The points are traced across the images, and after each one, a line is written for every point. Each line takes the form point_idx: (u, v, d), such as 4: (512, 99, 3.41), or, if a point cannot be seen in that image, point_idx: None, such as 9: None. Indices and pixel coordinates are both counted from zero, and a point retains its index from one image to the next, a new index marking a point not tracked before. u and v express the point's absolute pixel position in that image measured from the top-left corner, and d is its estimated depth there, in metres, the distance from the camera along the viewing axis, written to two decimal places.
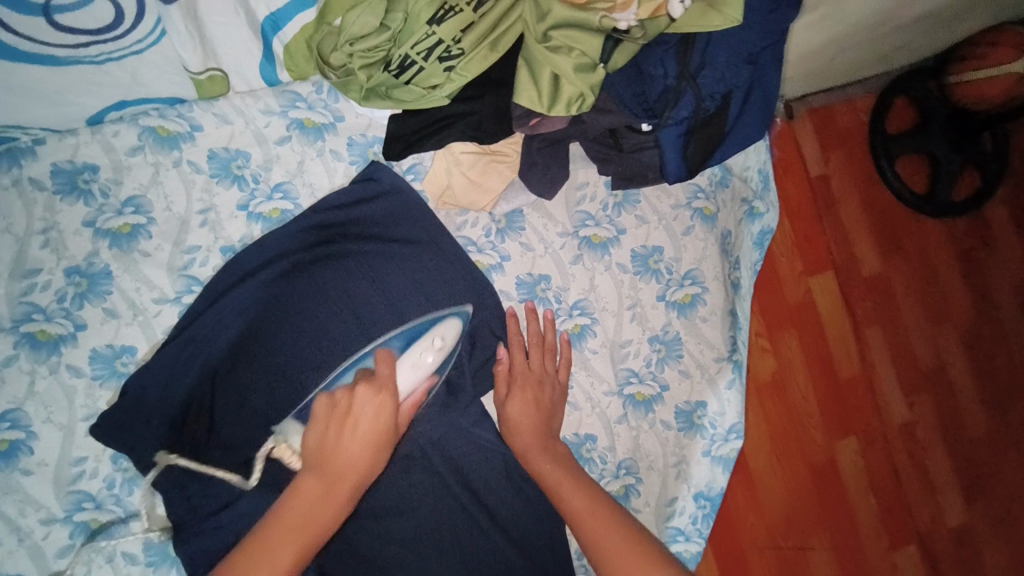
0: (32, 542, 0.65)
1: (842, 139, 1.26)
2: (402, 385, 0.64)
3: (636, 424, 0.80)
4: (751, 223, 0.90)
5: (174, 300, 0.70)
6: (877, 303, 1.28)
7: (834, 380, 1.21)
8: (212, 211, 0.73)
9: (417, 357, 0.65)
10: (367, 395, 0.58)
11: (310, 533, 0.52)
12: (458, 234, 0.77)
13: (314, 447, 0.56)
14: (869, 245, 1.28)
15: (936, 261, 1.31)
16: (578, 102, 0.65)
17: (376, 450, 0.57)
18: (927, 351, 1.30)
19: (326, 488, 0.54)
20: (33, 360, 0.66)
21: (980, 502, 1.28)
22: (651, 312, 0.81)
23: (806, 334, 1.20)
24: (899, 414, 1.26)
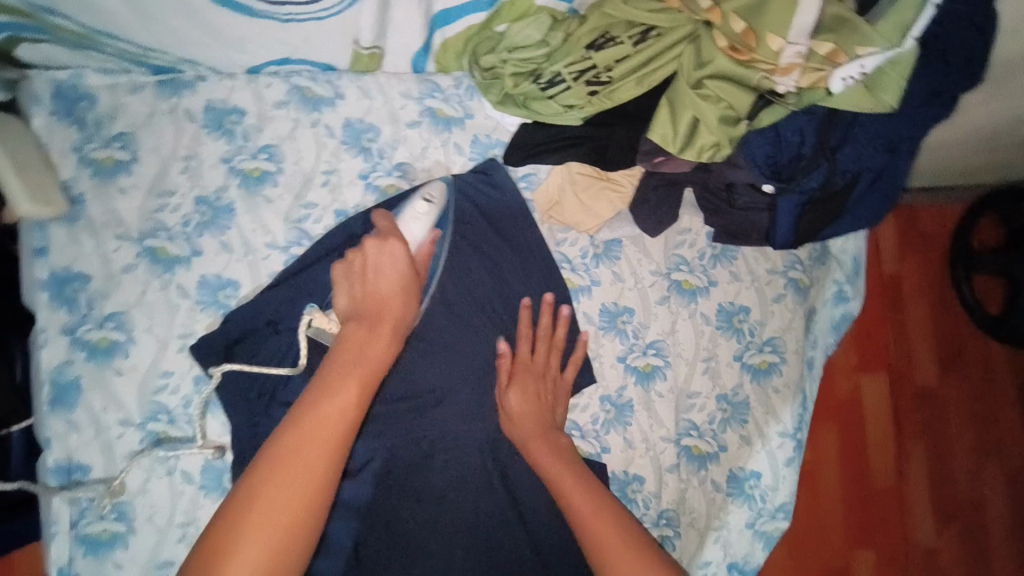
0: (106, 438, 0.69)
1: (923, 244, 1.27)
2: (410, 235, 0.68)
3: (686, 477, 0.79)
4: (835, 305, 0.88)
5: (283, 248, 0.74)
6: (926, 418, 1.26)
7: (867, 486, 1.19)
8: (335, 174, 0.76)
9: (413, 209, 0.68)
10: (375, 246, 0.61)
11: (367, 370, 0.54)
12: (556, 249, 0.79)
13: (352, 304, 0.60)
14: (930, 355, 1.26)
15: (998, 389, 1.27)
16: (710, 150, 0.67)
17: (407, 288, 0.60)
18: (970, 481, 1.25)
19: (368, 332, 0.56)
20: (149, 272, 0.71)
21: None
22: (725, 369, 0.81)
23: (849, 431, 1.19)
24: (925, 536, 1.22)
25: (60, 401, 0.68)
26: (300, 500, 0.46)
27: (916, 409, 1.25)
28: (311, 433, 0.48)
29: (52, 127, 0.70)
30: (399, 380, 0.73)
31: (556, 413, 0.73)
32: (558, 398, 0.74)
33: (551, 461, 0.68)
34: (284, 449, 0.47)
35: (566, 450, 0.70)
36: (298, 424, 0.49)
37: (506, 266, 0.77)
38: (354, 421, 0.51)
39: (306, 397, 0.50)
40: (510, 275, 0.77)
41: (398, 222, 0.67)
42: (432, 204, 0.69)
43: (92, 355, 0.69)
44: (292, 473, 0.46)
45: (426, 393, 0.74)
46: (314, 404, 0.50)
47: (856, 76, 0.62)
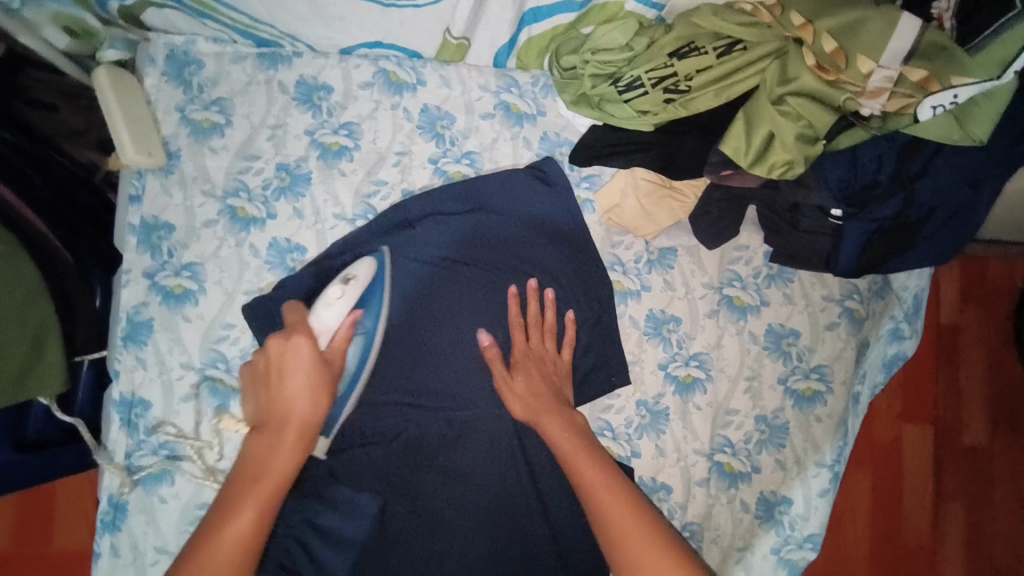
0: (167, 379, 0.73)
1: (988, 295, 1.22)
2: (322, 327, 0.66)
3: (715, 493, 0.78)
4: (888, 343, 0.85)
5: (350, 220, 0.78)
6: (974, 481, 1.19)
7: (894, 537, 1.17)
8: (407, 156, 0.80)
9: (325, 298, 0.66)
10: (279, 346, 0.65)
11: (267, 483, 0.60)
12: (610, 251, 0.80)
13: (261, 412, 0.65)
14: (981, 415, 1.20)
15: None
16: (782, 168, 0.66)
17: (317, 390, 0.63)
18: (1013, 554, 1.17)
19: (273, 439, 0.62)
20: (228, 229, 0.75)
21: None
22: (767, 391, 0.80)
23: (879, 479, 1.18)
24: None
25: (132, 337, 0.73)
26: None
27: (960, 469, 1.19)
28: (217, 553, 0.56)
29: (161, 86, 0.76)
30: (445, 359, 0.76)
31: (562, 386, 0.74)
32: (560, 381, 0.74)
33: (569, 445, 0.67)
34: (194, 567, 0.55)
35: (580, 430, 0.70)
36: (204, 547, 0.56)
37: (553, 267, 0.79)
38: (254, 543, 0.58)
39: (194, 550, 0.57)
40: (563, 280, 0.78)
41: (311, 315, 0.67)
42: (345, 286, 0.67)
43: (166, 299, 0.74)
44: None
45: (463, 378, 0.77)
46: (214, 535, 0.57)
47: (946, 105, 0.62)
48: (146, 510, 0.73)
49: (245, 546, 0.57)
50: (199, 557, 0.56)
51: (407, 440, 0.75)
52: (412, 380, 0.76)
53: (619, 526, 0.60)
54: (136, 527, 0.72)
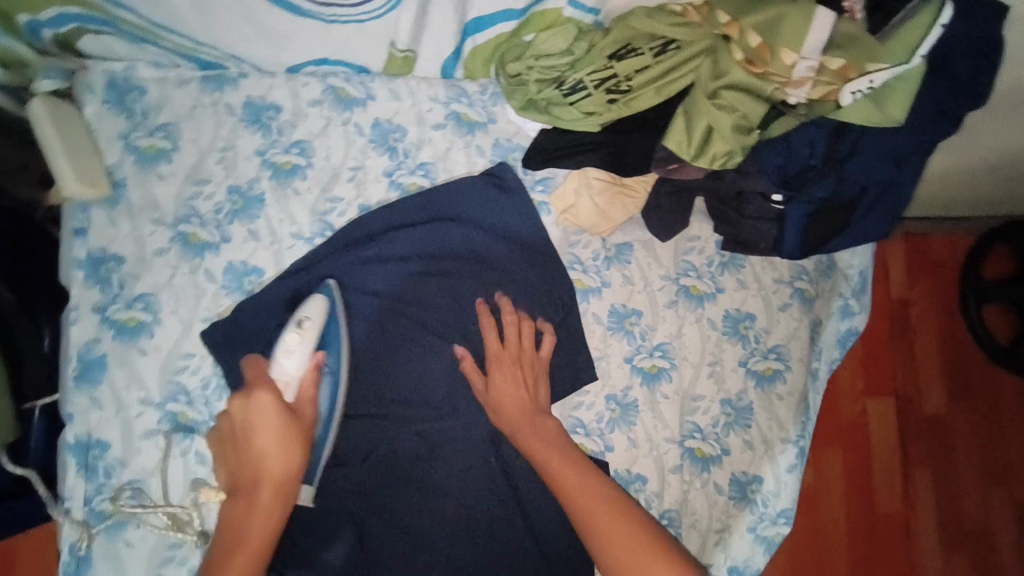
0: (125, 417, 0.71)
1: (932, 271, 1.29)
2: (285, 376, 0.66)
3: (689, 478, 0.80)
4: (840, 320, 0.90)
5: (307, 239, 0.77)
6: (932, 445, 1.26)
7: (868, 510, 1.21)
8: (361, 170, 0.80)
9: (283, 347, 0.66)
10: (241, 405, 0.64)
11: (245, 551, 0.60)
12: (569, 251, 0.82)
13: (234, 471, 0.65)
14: (938, 384, 1.27)
15: (1006, 418, 1.28)
16: (723, 158, 0.70)
17: (285, 442, 0.63)
18: (979, 513, 1.25)
19: (247, 503, 0.62)
20: (180, 256, 0.74)
21: None
22: (729, 375, 0.82)
23: (850, 455, 1.22)
24: (931, 566, 1.22)
25: (86, 376, 0.71)
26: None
27: (924, 438, 1.25)
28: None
29: (102, 115, 0.74)
30: (412, 371, 0.77)
31: (537, 395, 0.75)
32: (537, 377, 0.76)
33: (538, 443, 0.71)
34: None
35: (553, 433, 0.72)
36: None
37: (513, 274, 0.80)
38: None
39: None
40: (525, 284, 0.80)
41: (272, 367, 0.66)
42: (301, 332, 0.66)
43: (119, 334, 0.72)
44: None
45: (432, 389, 0.77)
46: None
47: (863, 90, 0.66)
48: (112, 556, 0.70)
49: None
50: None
51: (381, 456, 0.75)
52: (385, 396, 0.76)
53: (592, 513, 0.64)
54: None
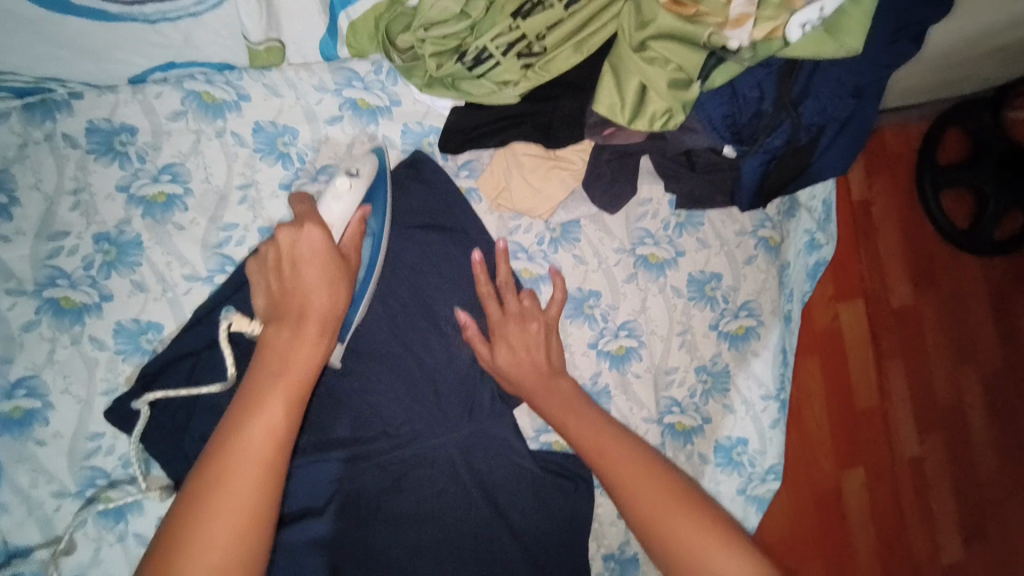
0: (42, 514, 0.62)
1: (889, 163, 1.25)
2: (332, 219, 0.61)
3: (673, 455, 0.76)
4: (808, 255, 0.84)
5: (205, 279, 0.66)
6: (902, 335, 1.28)
7: (849, 409, 1.22)
8: (253, 187, 0.68)
9: (334, 188, 0.61)
10: (291, 235, 0.57)
11: (292, 374, 0.51)
12: (510, 240, 0.73)
13: (272, 304, 0.56)
14: (903, 275, 1.27)
15: (967, 298, 1.31)
16: (662, 118, 0.61)
17: (331, 278, 0.55)
18: (946, 390, 1.30)
19: (292, 330, 0.53)
20: (55, 328, 0.62)
21: (981, 543, 1.30)
22: (701, 341, 0.77)
23: (826, 361, 1.20)
24: (909, 448, 1.28)
25: None
26: (235, 530, 0.44)
27: (893, 329, 1.26)
28: (245, 457, 0.46)
29: None
30: (358, 397, 0.70)
31: (551, 355, 0.69)
32: (548, 337, 0.70)
33: (552, 404, 0.67)
34: (224, 449, 0.46)
35: (570, 393, 0.67)
36: (233, 436, 0.47)
37: (458, 276, 0.72)
38: (279, 449, 0.48)
39: (213, 457, 0.46)
40: (464, 285, 0.73)
41: (319, 208, 0.61)
42: (355, 179, 0.62)
43: (7, 429, 0.61)
44: (235, 479, 0.45)
45: (391, 413, 0.70)
46: (244, 429, 0.47)
47: (814, 20, 0.58)
48: None
49: (274, 439, 0.48)
50: (224, 449, 0.46)
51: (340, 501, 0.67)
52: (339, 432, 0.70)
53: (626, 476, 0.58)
54: None
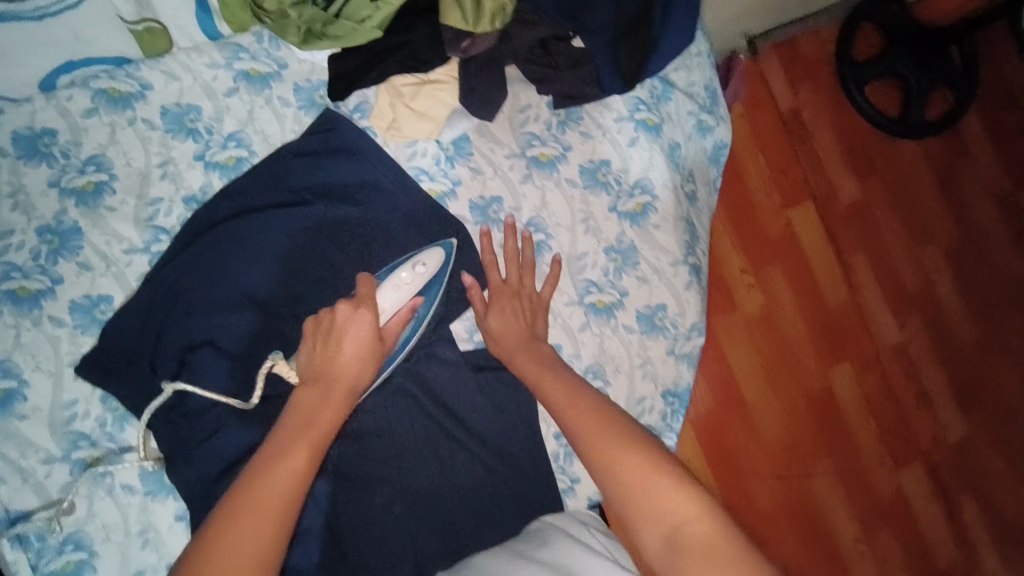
0: (35, 481, 0.70)
1: (811, 72, 1.42)
2: (385, 304, 0.69)
3: (600, 330, 0.82)
4: (703, 137, 0.97)
5: (143, 249, 0.74)
6: (860, 231, 1.43)
7: (821, 307, 1.37)
8: (171, 163, 0.76)
9: (396, 279, 0.70)
10: (347, 311, 0.66)
11: (317, 428, 0.61)
12: (409, 165, 0.80)
13: (313, 365, 0.65)
14: (848, 174, 1.43)
15: (913, 184, 1.46)
16: (500, 15, 0.74)
17: (364, 359, 0.66)
18: (915, 275, 1.45)
19: (324, 391, 0.64)
20: (16, 314, 0.70)
21: (972, 408, 1.44)
22: (604, 223, 0.83)
23: (789, 266, 1.36)
24: (891, 334, 1.42)
25: None
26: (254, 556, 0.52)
27: (850, 226, 1.42)
28: (267, 490, 0.55)
29: None
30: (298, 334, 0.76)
31: (537, 323, 0.76)
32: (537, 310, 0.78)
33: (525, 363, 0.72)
34: (242, 504, 0.54)
35: (549, 358, 0.73)
36: (259, 482, 0.56)
37: (384, 219, 0.80)
38: (294, 489, 0.57)
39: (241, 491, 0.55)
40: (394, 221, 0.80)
41: (378, 293, 0.69)
42: (415, 272, 0.71)
43: None
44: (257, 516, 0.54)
45: None
46: (268, 470, 0.57)
47: None
48: None
49: (292, 483, 0.57)
50: (242, 511, 0.54)
51: None
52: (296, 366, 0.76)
53: (603, 451, 0.60)
54: None
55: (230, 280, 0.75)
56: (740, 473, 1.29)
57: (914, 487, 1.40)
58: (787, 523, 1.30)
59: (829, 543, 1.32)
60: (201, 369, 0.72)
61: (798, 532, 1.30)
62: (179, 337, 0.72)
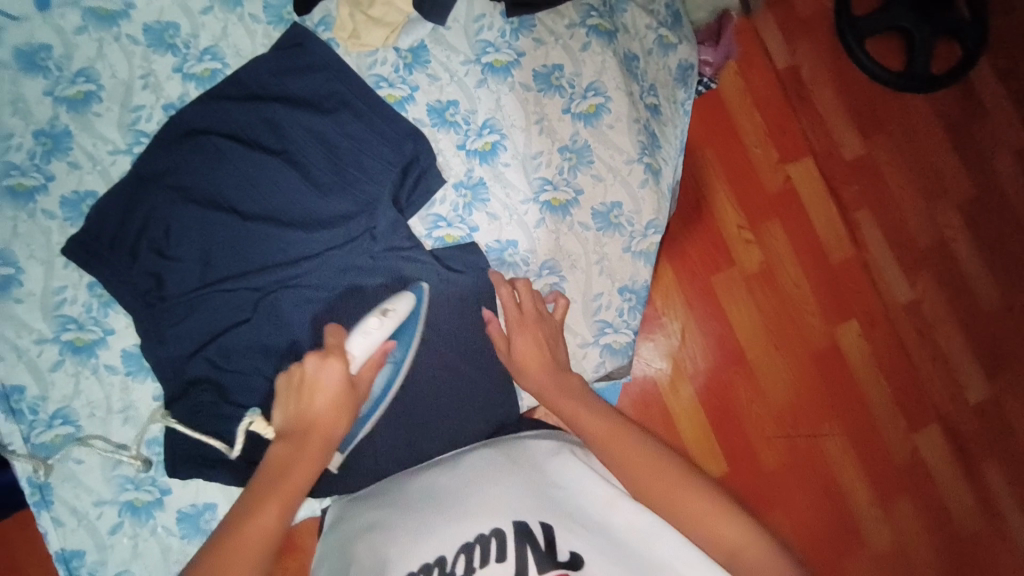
0: (29, 359, 0.78)
1: (808, 28, 1.30)
2: (355, 353, 0.68)
3: (555, 227, 0.85)
4: (666, 53, 0.95)
5: (126, 151, 0.81)
6: (865, 185, 1.30)
7: (825, 262, 1.25)
8: (152, 75, 0.82)
9: (365, 326, 0.69)
10: (316, 361, 0.65)
11: (286, 491, 0.60)
12: (370, 74, 0.85)
13: (289, 420, 0.64)
14: (850, 127, 1.30)
15: (924, 134, 1.32)
16: None
17: (340, 409, 0.64)
18: (926, 229, 1.30)
19: (298, 447, 0.62)
20: (15, 207, 0.78)
21: (1003, 374, 1.27)
22: (557, 124, 0.86)
23: (788, 220, 1.25)
24: (901, 292, 1.28)
25: None
26: None
27: (853, 180, 1.29)
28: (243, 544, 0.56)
29: None
30: (264, 230, 0.79)
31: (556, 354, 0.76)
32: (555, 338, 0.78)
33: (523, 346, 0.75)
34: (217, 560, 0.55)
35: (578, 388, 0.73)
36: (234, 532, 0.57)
37: (349, 129, 0.82)
38: (269, 544, 0.57)
39: (219, 543, 0.56)
40: (363, 129, 0.82)
41: (346, 341, 0.69)
42: (385, 321, 0.70)
43: None
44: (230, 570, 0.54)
45: (296, 239, 0.80)
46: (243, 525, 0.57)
47: None
48: (70, 476, 0.78)
49: (266, 538, 0.57)
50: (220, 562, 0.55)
51: (274, 315, 0.80)
52: (260, 260, 0.80)
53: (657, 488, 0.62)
54: (66, 494, 0.78)
55: (212, 183, 0.79)
56: (739, 439, 1.19)
57: (933, 454, 1.24)
58: (796, 489, 1.19)
59: (846, 514, 1.19)
60: (177, 260, 0.78)
61: (809, 499, 1.19)
62: (159, 230, 0.78)
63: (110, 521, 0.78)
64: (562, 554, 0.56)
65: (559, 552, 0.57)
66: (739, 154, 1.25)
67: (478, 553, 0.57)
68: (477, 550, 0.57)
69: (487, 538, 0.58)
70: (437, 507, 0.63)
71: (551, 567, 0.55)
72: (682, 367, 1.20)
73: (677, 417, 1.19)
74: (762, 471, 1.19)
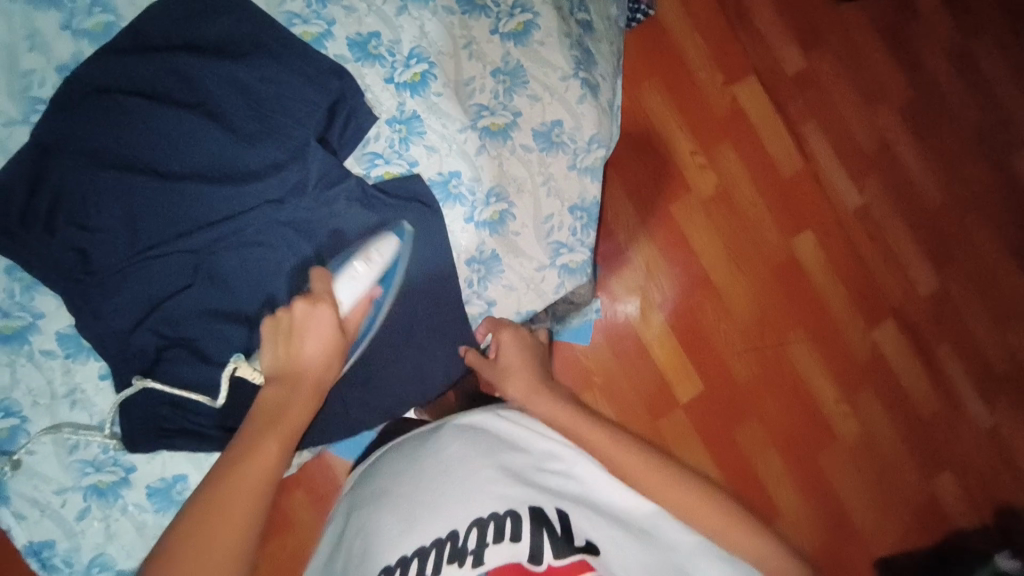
0: None
1: None
2: (342, 297, 0.70)
3: (497, 153, 0.83)
4: None
5: (23, 121, 0.75)
6: (808, 95, 1.30)
7: (776, 179, 1.26)
8: (38, 34, 0.75)
9: (351, 270, 0.71)
10: (304, 307, 0.66)
11: (282, 427, 0.61)
12: (280, 11, 0.79)
13: (277, 364, 0.66)
14: (789, 37, 1.30)
15: (860, 38, 1.32)
16: None
17: (331, 353, 0.66)
18: (868, 132, 1.32)
19: (287, 389, 0.64)
20: None
21: (950, 267, 1.32)
22: (487, 46, 0.83)
23: (736, 139, 1.25)
24: (850, 198, 1.30)
25: None
26: (226, 549, 0.55)
27: (796, 93, 1.29)
28: (242, 483, 0.57)
29: None
30: (189, 188, 0.75)
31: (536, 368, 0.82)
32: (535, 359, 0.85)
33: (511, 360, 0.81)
34: (214, 498, 0.56)
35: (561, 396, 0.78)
36: (231, 473, 0.57)
37: (267, 72, 0.76)
38: (269, 481, 0.59)
39: (216, 484, 0.57)
40: (280, 71, 0.77)
41: (334, 286, 0.70)
42: (371, 266, 0.72)
43: None
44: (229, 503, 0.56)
45: (224, 194, 0.75)
46: (242, 465, 0.58)
47: None
48: (23, 469, 0.74)
49: (265, 474, 0.59)
50: (220, 499, 0.56)
51: (215, 276, 0.76)
52: (190, 220, 0.75)
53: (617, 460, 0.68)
54: (22, 488, 0.74)
55: (125, 144, 0.74)
56: (710, 352, 1.22)
57: (891, 347, 1.29)
58: (768, 397, 1.23)
59: (815, 413, 1.24)
60: (101, 230, 0.73)
61: (781, 404, 1.23)
62: (76, 200, 0.73)
63: (75, 508, 0.75)
64: (579, 540, 0.56)
65: (576, 538, 0.57)
66: (684, 78, 1.24)
67: (492, 529, 0.57)
68: (491, 526, 0.57)
69: (500, 516, 0.58)
70: (441, 480, 0.63)
71: (569, 550, 0.54)
72: (651, 296, 1.21)
73: (651, 346, 1.20)
74: (734, 382, 1.22)
